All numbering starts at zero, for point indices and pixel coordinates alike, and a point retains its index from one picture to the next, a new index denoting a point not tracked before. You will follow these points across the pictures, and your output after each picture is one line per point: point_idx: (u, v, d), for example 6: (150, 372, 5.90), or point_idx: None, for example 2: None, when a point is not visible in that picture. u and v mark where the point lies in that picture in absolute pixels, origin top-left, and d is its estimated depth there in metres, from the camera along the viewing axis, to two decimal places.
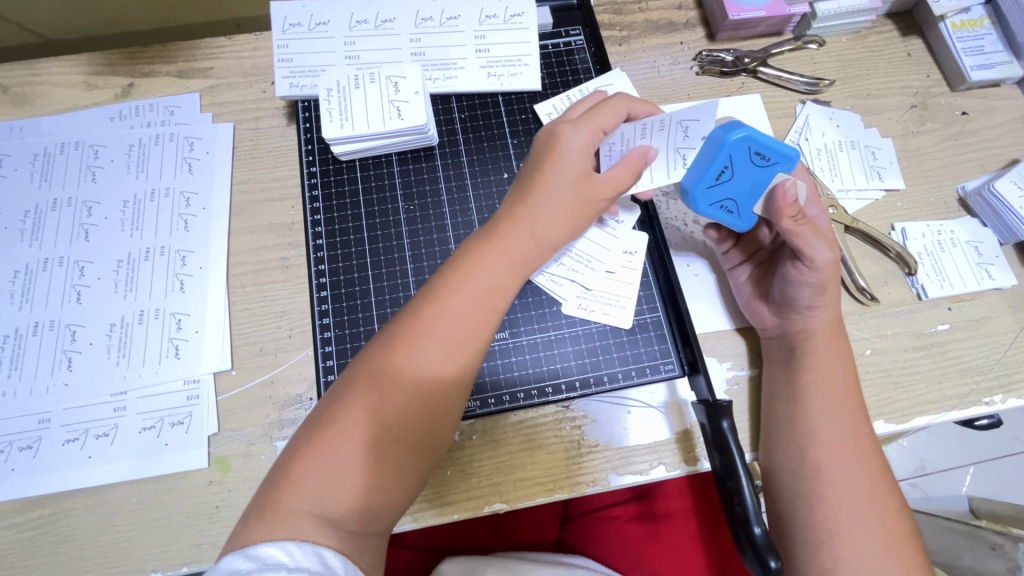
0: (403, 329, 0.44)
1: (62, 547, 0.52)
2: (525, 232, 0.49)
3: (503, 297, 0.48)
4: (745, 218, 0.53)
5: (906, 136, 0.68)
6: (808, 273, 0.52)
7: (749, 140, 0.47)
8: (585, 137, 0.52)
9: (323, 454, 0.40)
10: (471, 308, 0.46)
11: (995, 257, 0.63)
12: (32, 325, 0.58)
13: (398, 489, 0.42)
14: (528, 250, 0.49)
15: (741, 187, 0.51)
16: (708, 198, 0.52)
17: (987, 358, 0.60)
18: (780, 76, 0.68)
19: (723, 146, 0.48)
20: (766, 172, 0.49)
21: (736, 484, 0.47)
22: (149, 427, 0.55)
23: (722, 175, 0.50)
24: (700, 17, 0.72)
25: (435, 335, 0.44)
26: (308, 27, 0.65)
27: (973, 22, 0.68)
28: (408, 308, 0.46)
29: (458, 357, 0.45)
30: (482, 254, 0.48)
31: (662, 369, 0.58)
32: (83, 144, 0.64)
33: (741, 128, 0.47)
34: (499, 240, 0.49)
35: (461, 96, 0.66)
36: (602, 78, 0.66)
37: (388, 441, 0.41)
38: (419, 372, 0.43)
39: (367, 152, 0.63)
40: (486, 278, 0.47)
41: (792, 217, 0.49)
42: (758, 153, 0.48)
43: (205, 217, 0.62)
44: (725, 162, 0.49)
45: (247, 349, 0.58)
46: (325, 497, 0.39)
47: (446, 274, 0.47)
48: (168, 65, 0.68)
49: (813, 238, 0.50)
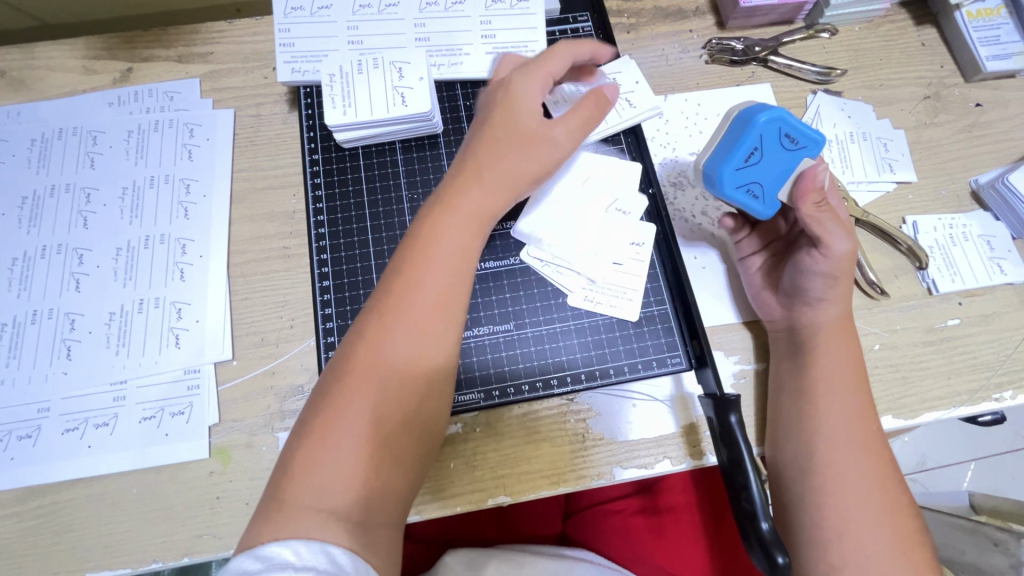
0: (373, 313, 0.43)
1: (62, 538, 0.51)
2: (484, 189, 0.48)
3: (469, 260, 0.47)
4: (769, 205, 0.53)
5: (919, 127, 0.66)
6: (823, 261, 0.51)
7: (778, 122, 0.52)
8: (537, 90, 0.51)
9: (318, 448, 0.39)
10: (438, 275, 0.44)
11: (1007, 251, 0.62)
12: (31, 313, 0.57)
13: (396, 476, 0.41)
14: (490, 207, 0.48)
15: (770, 172, 0.53)
16: (736, 178, 0.53)
17: (998, 354, 0.59)
18: (792, 65, 0.67)
19: (753, 125, 0.51)
20: (795, 156, 0.52)
21: (745, 478, 0.47)
22: (150, 417, 0.55)
23: (752, 157, 0.52)
24: (711, 4, 0.70)
25: (405, 311, 0.43)
26: (310, 11, 0.63)
27: (989, 11, 0.67)
28: (377, 290, 0.45)
29: (433, 326, 0.44)
30: (444, 221, 0.46)
31: (669, 362, 0.57)
32: (82, 130, 0.63)
33: (768, 111, 0.52)
34: (460, 201, 0.47)
35: (466, 83, 0.65)
36: (609, 66, 0.64)
37: (380, 430, 0.41)
38: (392, 347, 0.42)
39: (371, 140, 0.61)
40: (450, 244, 0.46)
41: (814, 203, 0.51)
42: (787, 136, 0.52)
43: (205, 205, 0.61)
44: (755, 142, 0.52)
45: (249, 339, 0.57)
46: (327, 492, 0.38)
47: (410, 245, 0.46)
48: (167, 50, 0.66)
49: (833, 228, 0.51)
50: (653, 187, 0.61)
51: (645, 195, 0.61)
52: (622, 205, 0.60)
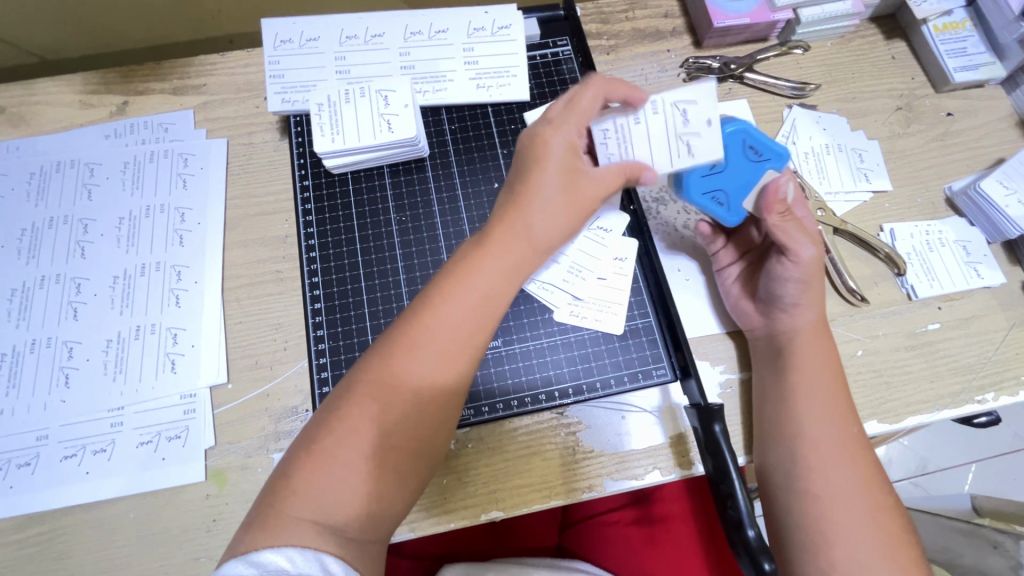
0: (400, 337, 0.44)
1: (61, 564, 0.52)
2: (520, 235, 0.48)
3: (496, 305, 0.47)
4: (734, 213, 0.55)
5: (893, 138, 0.68)
6: (793, 268, 0.53)
7: (742, 133, 0.54)
8: (570, 141, 0.50)
9: (324, 462, 0.40)
10: (469, 313, 0.45)
11: (983, 256, 0.63)
12: (30, 342, 0.59)
13: (396, 495, 0.42)
14: (524, 253, 0.48)
15: (734, 180, 0.55)
16: (702, 185, 0.55)
17: (978, 356, 0.60)
18: (767, 81, 0.69)
19: (718, 135, 0.54)
20: (760, 167, 0.54)
21: (730, 487, 0.48)
22: (146, 442, 0.56)
23: (718, 165, 0.54)
24: (687, 25, 0.73)
25: (430, 340, 0.44)
26: (299, 44, 0.66)
27: (955, 25, 0.69)
28: (404, 316, 0.45)
29: (454, 362, 0.44)
30: (480, 261, 0.47)
31: (655, 373, 0.58)
32: (79, 163, 0.65)
33: (734, 123, 0.55)
34: (498, 243, 0.47)
35: (450, 108, 0.67)
36: (685, 91, 0.52)
37: (388, 449, 0.42)
38: (414, 381, 0.43)
39: (359, 165, 0.63)
40: (482, 285, 0.46)
41: (780, 212, 0.53)
42: (752, 148, 0.54)
43: (200, 232, 0.63)
44: (721, 151, 0.54)
45: (244, 361, 0.58)
46: (326, 504, 0.39)
47: (440, 277, 0.47)
48: (162, 83, 0.69)
49: (799, 235, 0.52)
50: (633, 204, 0.63)
51: (625, 213, 0.63)
52: (603, 223, 0.62)
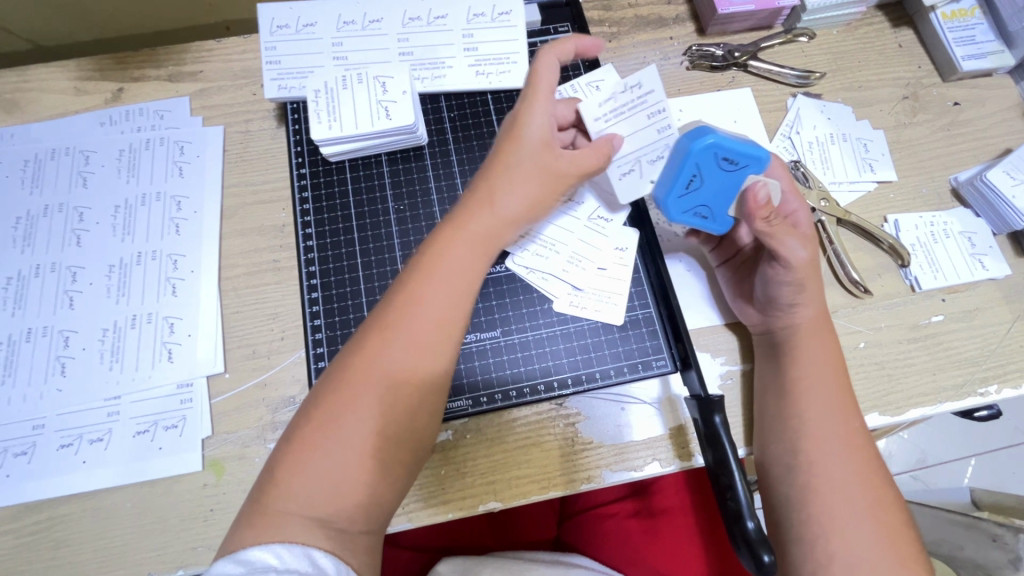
0: (372, 325, 0.44)
1: (58, 553, 0.52)
2: (486, 212, 0.48)
3: (469, 283, 0.47)
4: (721, 222, 0.54)
5: (898, 128, 0.67)
6: (785, 273, 0.51)
7: (714, 147, 0.49)
8: (540, 115, 0.50)
9: (307, 457, 0.40)
10: (439, 295, 0.45)
11: (988, 248, 0.63)
12: (26, 331, 0.58)
13: (386, 489, 0.42)
14: (491, 230, 0.48)
15: (713, 193, 0.52)
16: (681, 205, 0.53)
17: (981, 349, 0.59)
18: (771, 69, 0.68)
19: (689, 154, 0.50)
20: (737, 176, 0.51)
21: (730, 478, 0.47)
22: (144, 431, 0.55)
23: (693, 183, 0.52)
24: (690, 12, 0.71)
25: (404, 326, 0.44)
26: (296, 29, 0.65)
27: (964, 12, 0.68)
28: (378, 307, 0.45)
29: (428, 347, 0.44)
30: (448, 242, 0.47)
31: (655, 364, 0.58)
32: (74, 150, 0.64)
33: (706, 135, 0.49)
34: (463, 220, 0.48)
35: (450, 95, 0.66)
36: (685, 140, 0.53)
37: (370, 442, 0.41)
38: (388, 368, 0.42)
39: (357, 153, 0.63)
40: (450, 267, 0.46)
41: (764, 218, 0.49)
42: (725, 159, 0.50)
43: (196, 220, 0.62)
44: (694, 170, 0.51)
45: (240, 351, 0.58)
46: (311, 499, 0.39)
47: (413, 263, 0.47)
48: (157, 69, 0.68)
49: (788, 239, 0.50)
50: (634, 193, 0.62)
51: (628, 202, 0.62)
52: (604, 212, 0.61)
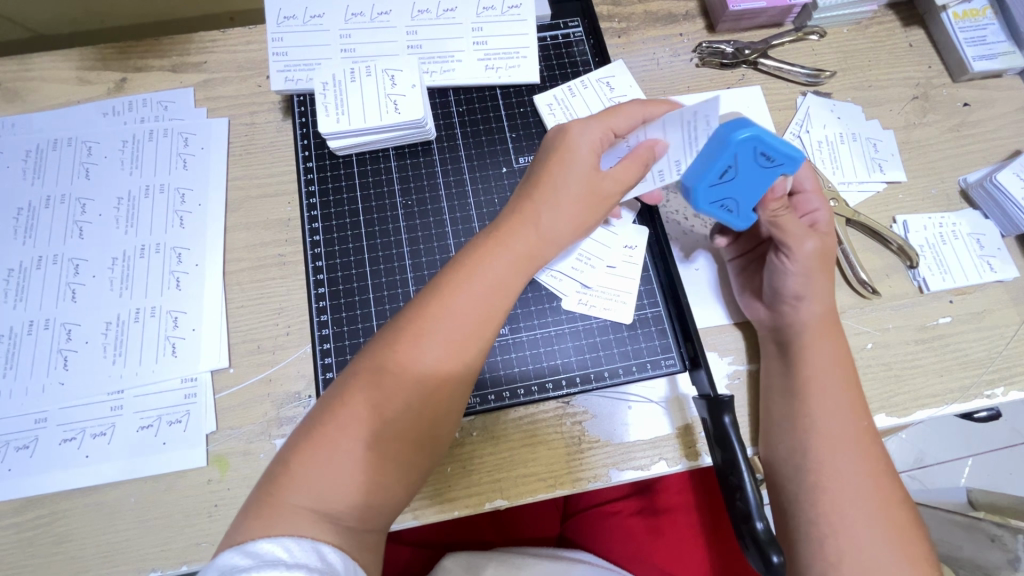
0: (406, 328, 0.43)
1: (60, 548, 0.51)
2: (530, 229, 0.49)
3: (503, 297, 0.47)
4: (745, 218, 0.52)
5: (908, 128, 0.67)
6: (791, 262, 0.52)
7: (754, 140, 0.46)
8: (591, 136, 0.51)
9: (322, 449, 0.39)
10: (477, 308, 0.45)
11: (997, 249, 0.63)
12: (28, 323, 0.57)
13: (395, 485, 0.41)
14: (533, 248, 0.49)
15: (744, 188, 0.49)
16: (710, 196, 0.51)
17: (988, 351, 0.59)
18: (781, 67, 0.68)
19: (729, 145, 0.46)
20: (770, 173, 0.48)
21: (739, 478, 0.47)
22: (147, 426, 0.55)
23: (727, 175, 0.49)
24: (700, 8, 0.71)
25: (439, 334, 0.43)
26: (303, 20, 0.64)
27: (975, 12, 0.68)
28: (411, 308, 0.45)
29: (461, 359, 0.44)
30: (488, 253, 0.47)
31: (663, 364, 0.57)
32: (76, 141, 0.63)
33: (747, 127, 0.46)
34: (507, 236, 0.48)
35: (458, 90, 0.65)
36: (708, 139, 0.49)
37: (387, 439, 0.41)
38: (418, 373, 0.42)
39: (364, 147, 0.62)
40: (490, 278, 0.46)
41: (774, 209, 0.53)
42: (764, 154, 0.47)
43: (201, 213, 0.62)
44: (732, 161, 0.47)
45: (245, 346, 0.57)
46: (321, 492, 0.38)
47: (452, 269, 0.47)
48: (161, 59, 0.67)
49: (797, 230, 0.52)
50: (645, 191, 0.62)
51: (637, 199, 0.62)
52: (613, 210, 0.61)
